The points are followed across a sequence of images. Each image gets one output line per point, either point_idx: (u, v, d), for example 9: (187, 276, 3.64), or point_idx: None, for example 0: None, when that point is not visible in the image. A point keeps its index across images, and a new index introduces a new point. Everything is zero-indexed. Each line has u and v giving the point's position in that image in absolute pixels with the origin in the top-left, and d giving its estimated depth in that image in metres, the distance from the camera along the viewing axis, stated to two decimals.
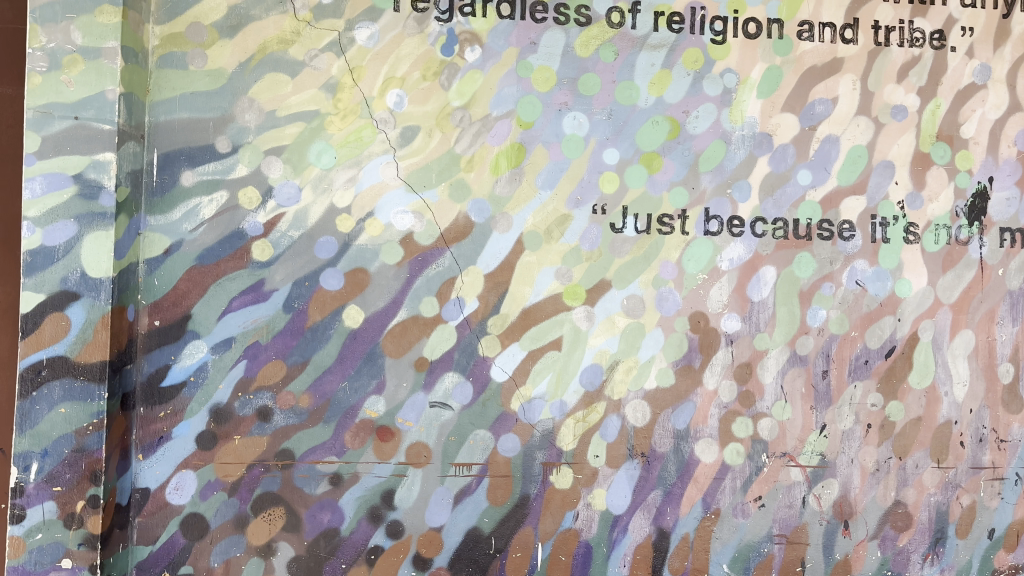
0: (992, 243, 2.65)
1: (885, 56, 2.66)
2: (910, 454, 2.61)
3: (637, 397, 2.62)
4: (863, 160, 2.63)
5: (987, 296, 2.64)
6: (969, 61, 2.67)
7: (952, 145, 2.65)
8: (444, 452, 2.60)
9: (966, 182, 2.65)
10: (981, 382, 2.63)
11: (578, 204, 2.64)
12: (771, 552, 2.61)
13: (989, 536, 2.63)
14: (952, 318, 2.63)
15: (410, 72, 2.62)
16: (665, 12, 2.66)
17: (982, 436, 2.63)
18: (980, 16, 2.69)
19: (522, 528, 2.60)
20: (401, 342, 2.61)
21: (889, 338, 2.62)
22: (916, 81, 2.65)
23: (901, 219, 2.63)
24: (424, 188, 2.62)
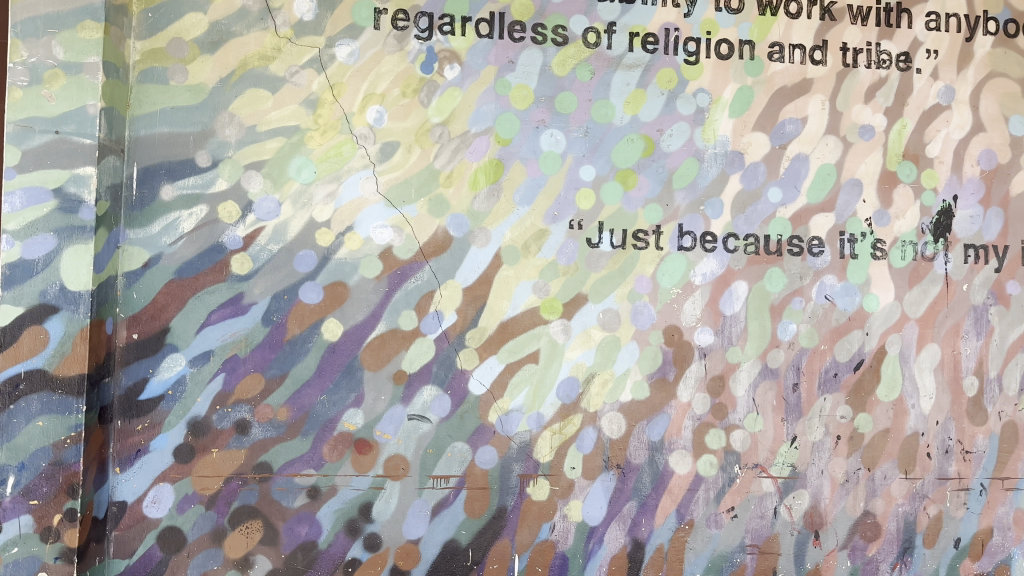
0: (956, 260, 2.73)
1: (853, 77, 2.73)
2: (878, 465, 2.67)
3: (613, 410, 2.66)
4: (832, 179, 2.70)
5: (953, 311, 2.71)
6: (933, 82, 2.75)
7: (918, 164, 2.73)
8: (422, 464, 2.63)
9: (931, 200, 2.73)
10: (946, 394, 2.70)
11: (555, 219, 2.68)
12: (744, 562, 2.65)
13: (955, 546, 2.69)
14: (918, 332, 2.70)
15: (390, 89, 2.67)
16: (640, 33, 2.72)
17: (948, 447, 2.69)
18: (944, 39, 2.77)
19: (499, 540, 2.63)
20: (379, 355, 2.64)
21: (857, 352, 2.68)
22: (882, 102, 2.73)
23: (869, 235, 2.71)
24: (403, 203, 2.65)
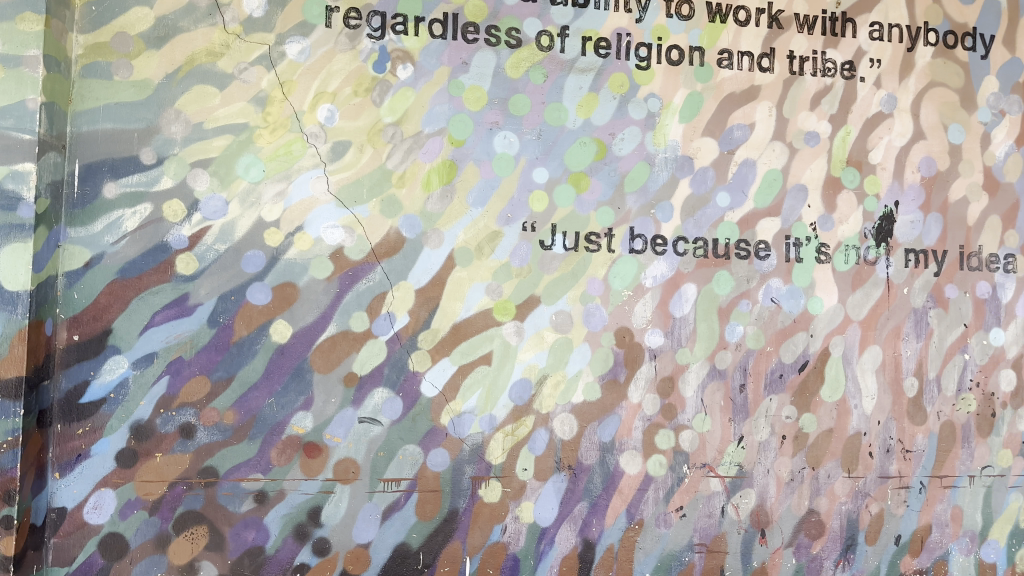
0: (898, 263, 2.80)
1: (800, 84, 2.79)
2: (822, 464, 2.73)
3: (564, 411, 2.67)
4: (778, 184, 2.76)
5: (894, 313, 2.79)
6: (876, 90, 2.83)
7: (861, 170, 2.80)
8: (372, 467, 2.60)
9: (874, 206, 2.80)
10: (887, 395, 2.77)
11: (509, 221, 2.68)
12: (692, 561, 2.68)
13: (896, 543, 2.76)
14: (860, 334, 2.77)
15: (342, 88, 2.64)
16: (593, 37, 2.74)
17: (889, 446, 2.77)
18: (887, 48, 2.84)
19: (450, 543, 2.62)
20: (329, 357, 2.60)
21: (802, 353, 2.74)
22: (827, 109, 2.80)
23: (813, 239, 2.77)
24: (354, 203, 2.63)
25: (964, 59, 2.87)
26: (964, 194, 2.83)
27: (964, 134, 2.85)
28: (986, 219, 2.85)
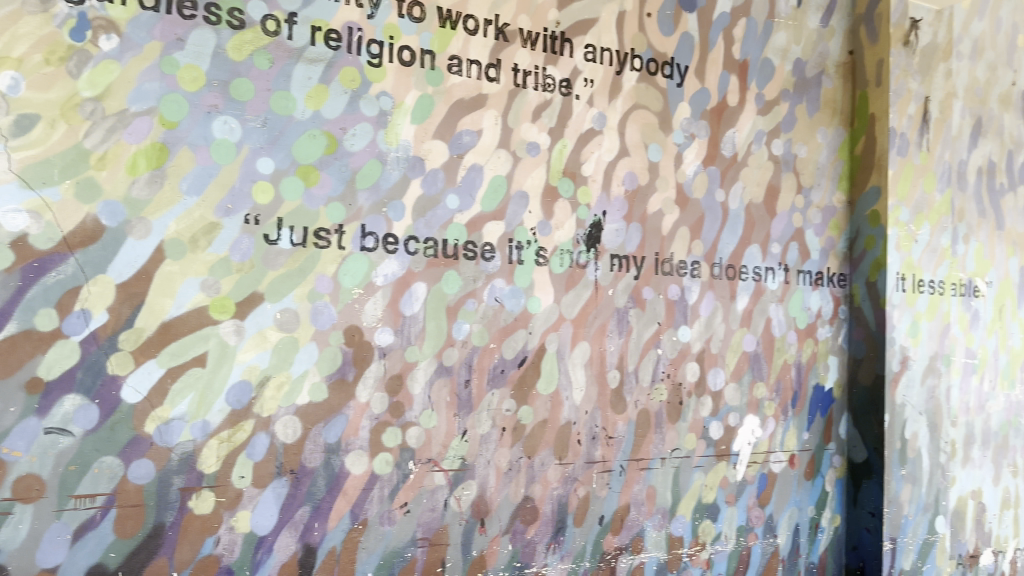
0: (604, 267, 3.09)
1: (523, 97, 2.96)
2: (537, 453, 2.93)
3: (288, 413, 2.57)
4: (503, 190, 2.91)
5: (600, 312, 3.07)
6: (589, 108, 3.09)
7: (575, 181, 3.05)
8: (61, 484, 2.28)
9: (585, 214, 3.07)
10: (594, 386, 3.05)
11: (229, 212, 2.51)
12: (414, 556, 2.73)
13: (600, 522, 3.04)
14: (572, 332, 3.01)
15: (29, 55, 2.28)
16: (323, 28, 2.66)
17: (594, 433, 3.04)
18: (599, 71, 3.11)
19: (154, 560, 2.39)
20: (7, 361, 2.24)
21: (521, 349, 2.91)
22: (547, 122, 3.00)
23: (533, 243, 2.95)
24: (42, 185, 2.29)
25: (663, 86, 3.24)
26: (659, 207, 3.21)
27: (661, 154, 3.22)
28: (678, 230, 3.25)
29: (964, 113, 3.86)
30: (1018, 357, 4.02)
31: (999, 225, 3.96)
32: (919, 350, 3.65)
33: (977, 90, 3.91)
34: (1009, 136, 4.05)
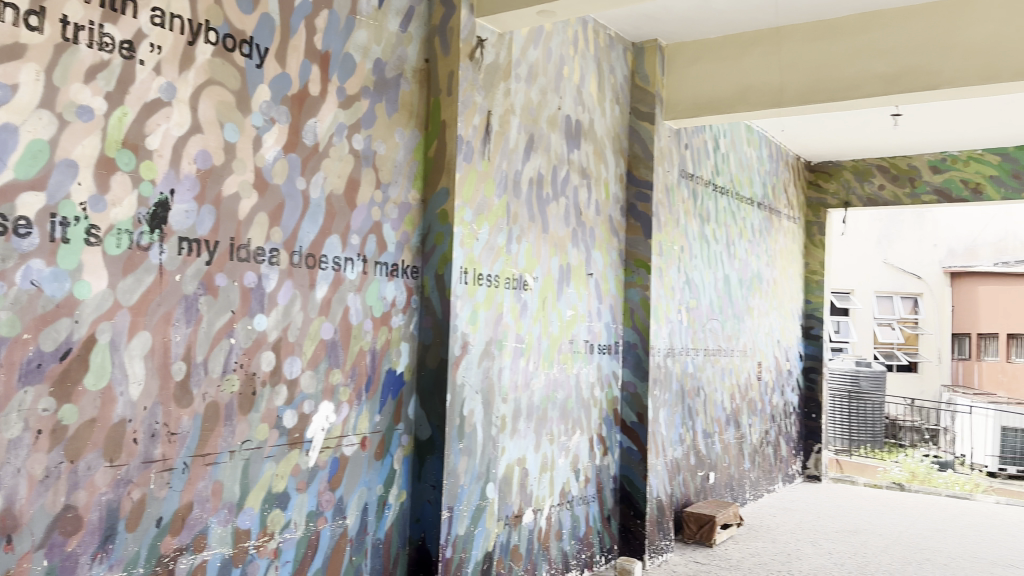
0: (170, 252, 2.12)
1: (72, 53, 1.90)
2: (82, 456, 1.94)
3: None
4: (45, 156, 1.85)
5: (164, 299, 2.11)
6: (155, 77, 2.08)
7: (137, 155, 2.04)
8: None
9: (149, 191, 2.07)
10: (155, 377, 2.10)
11: None
12: None
13: (155, 526, 2.09)
14: (129, 321, 2.04)
15: None
16: None
17: (154, 430, 2.09)
18: (167, 37, 2.11)
19: None
20: None
21: (65, 340, 1.90)
22: (103, 85, 1.96)
23: (83, 220, 1.93)
24: None
25: (240, 64, 2.30)
26: (236, 189, 2.30)
27: (239, 135, 2.30)
28: (292, 169, 2.46)
29: (558, 82, 3.41)
30: (558, 340, 3.42)
31: (545, 228, 3.34)
32: (508, 396, 3.16)
33: (530, 107, 3.25)
34: (577, 161, 3.53)
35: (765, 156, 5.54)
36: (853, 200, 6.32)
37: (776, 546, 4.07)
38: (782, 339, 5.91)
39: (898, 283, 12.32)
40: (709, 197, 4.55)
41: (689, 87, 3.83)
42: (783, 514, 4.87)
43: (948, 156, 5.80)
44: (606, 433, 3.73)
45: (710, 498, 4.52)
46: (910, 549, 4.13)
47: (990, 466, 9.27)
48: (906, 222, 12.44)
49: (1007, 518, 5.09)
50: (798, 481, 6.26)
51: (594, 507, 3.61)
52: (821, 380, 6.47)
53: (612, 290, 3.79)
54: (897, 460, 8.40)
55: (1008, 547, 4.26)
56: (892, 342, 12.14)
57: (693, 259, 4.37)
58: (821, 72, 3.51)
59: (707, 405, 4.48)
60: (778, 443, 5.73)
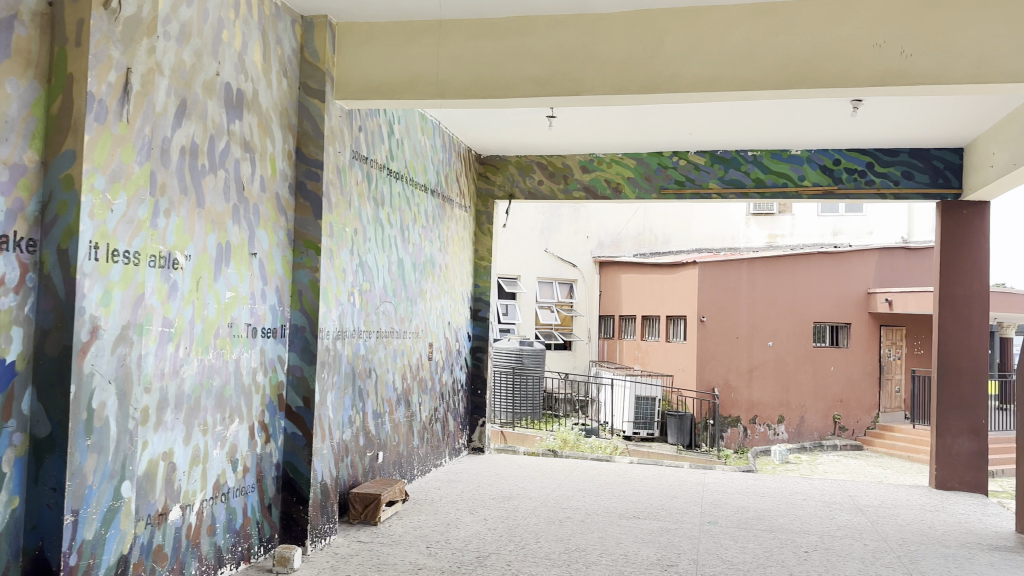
0: None
1: None
2: None
3: None
4: None
5: None
6: None
7: None
8: None
9: None
10: None
11: None
12: None
13: None
14: None
15: None
16: None
17: None
18: None
19: None
20: None
21: None
22: None
23: None
24: None
25: None
26: None
27: None
28: None
29: (215, 46, 3.27)
30: (214, 323, 3.31)
31: (200, 202, 3.20)
32: (151, 387, 2.96)
33: (181, 69, 3.08)
34: (238, 134, 3.45)
35: (439, 145, 6.14)
36: (517, 193, 7.29)
37: (438, 518, 4.57)
38: (451, 321, 6.64)
39: (555, 270, 14.75)
40: (383, 181, 4.93)
41: (360, 67, 4.01)
42: (447, 487, 5.50)
43: (595, 159, 7.06)
44: (269, 420, 3.74)
45: (377, 476, 4.87)
46: (556, 509, 4.96)
47: (627, 432, 12.20)
48: (564, 216, 14.96)
49: (635, 476, 6.35)
50: (463, 454, 7.04)
51: (252, 498, 3.60)
52: (487, 358, 7.34)
53: (278, 271, 3.81)
54: (551, 431, 10.37)
55: (630, 500, 5.34)
56: (550, 324, 14.52)
57: (368, 243, 4.66)
58: (483, 67, 3.94)
59: (378, 386, 4.87)
60: (446, 420, 6.42)
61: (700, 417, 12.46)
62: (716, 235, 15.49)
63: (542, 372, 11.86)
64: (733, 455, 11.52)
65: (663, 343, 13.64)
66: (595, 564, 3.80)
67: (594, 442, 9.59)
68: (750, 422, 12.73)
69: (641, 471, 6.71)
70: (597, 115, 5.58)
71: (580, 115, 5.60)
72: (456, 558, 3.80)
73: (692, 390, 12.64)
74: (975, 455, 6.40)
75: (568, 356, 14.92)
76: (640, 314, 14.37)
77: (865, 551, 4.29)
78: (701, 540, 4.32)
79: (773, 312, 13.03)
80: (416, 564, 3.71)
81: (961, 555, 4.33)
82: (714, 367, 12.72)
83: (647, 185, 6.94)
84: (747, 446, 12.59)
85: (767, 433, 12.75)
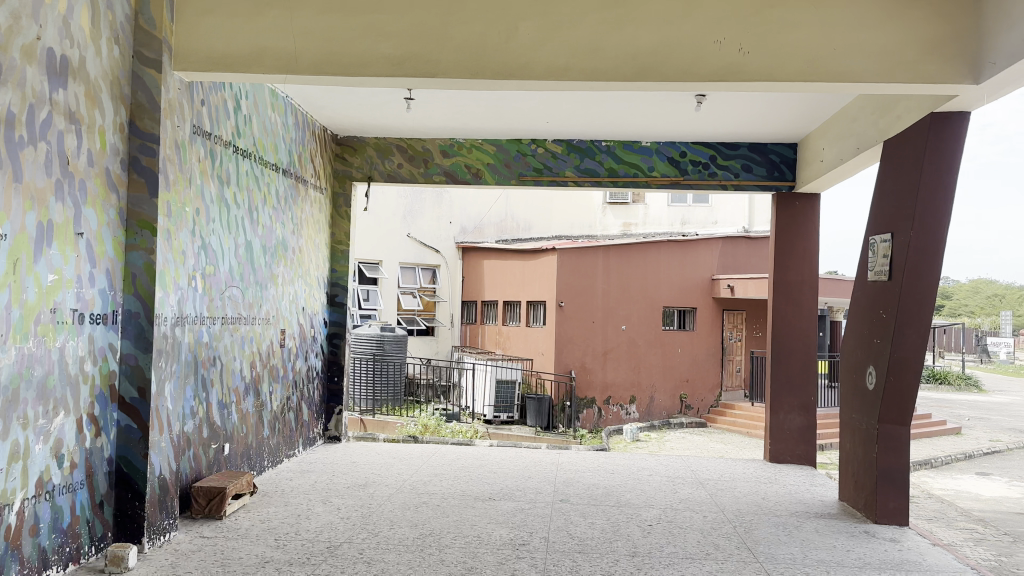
0: None
1: None
2: None
3: None
4: None
5: None
6: None
7: None
8: None
9: None
10: None
11: None
12: None
13: None
14: None
15: None
16: None
17: None
18: None
19: None
20: None
21: None
22: None
23: None
24: None
25: None
26: None
27: None
28: None
29: (36, 7, 3.11)
30: (35, 310, 3.17)
31: (17, 175, 3.03)
32: None
33: None
34: (62, 104, 3.33)
35: (291, 124, 6.09)
36: (375, 175, 7.24)
37: (288, 509, 4.72)
38: (305, 307, 6.60)
39: (417, 255, 15.25)
40: (229, 158, 4.96)
41: (202, 39, 4.04)
42: (299, 477, 5.61)
43: (455, 143, 7.13)
44: (99, 413, 3.68)
45: (224, 468, 4.97)
46: (412, 494, 5.19)
47: (486, 415, 12.81)
48: (427, 201, 15.37)
49: (491, 459, 6.60)
50: (319, 443, 7.05)
51: (81, 495, 3.56)
52: (344, 344, 7.28)
53: (109, 253, 3.73)
54: (413, 418, 10.57)
55: (487, 483, 5.62)
56: (414, 309, 15.04)
57: (212, 223, 4.70)
58: (332, 45, 4.10)
59: (223, 375, 4.92)
60: (300, 409, 6.46)
61: (558, 400, 13.22)
62: (575, 222, 16.21)
63: (403, 362, 12.06)
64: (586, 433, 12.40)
65: (523, 328, 14.36)
66: (448, 548, 4.02)
67: (454, 427, 10.11)
68: (604, 403, 13.69)
69: (499, 454, 6.95)
70: (454, 99, 5.74)
71: (437, 98, 5.73)
72: (305, 549, 3.95)
73: (551, 372, 13.37)
74: (804, 429, 7.13)
75: (430, 341, 15.47)
76: (501, 300, 15.03)
77: (704, 522, 4.68)
78: (553, 519, 4.66)
79: (627, 296, 13.96)
80: (263, 556, 3.83)
81: (790, 523, 4.75)
82: (570, 350, 13.53)
83: (506, 171, 7.10)
84: (600, 427, 13.58)
85: (620, 413, 13.79)
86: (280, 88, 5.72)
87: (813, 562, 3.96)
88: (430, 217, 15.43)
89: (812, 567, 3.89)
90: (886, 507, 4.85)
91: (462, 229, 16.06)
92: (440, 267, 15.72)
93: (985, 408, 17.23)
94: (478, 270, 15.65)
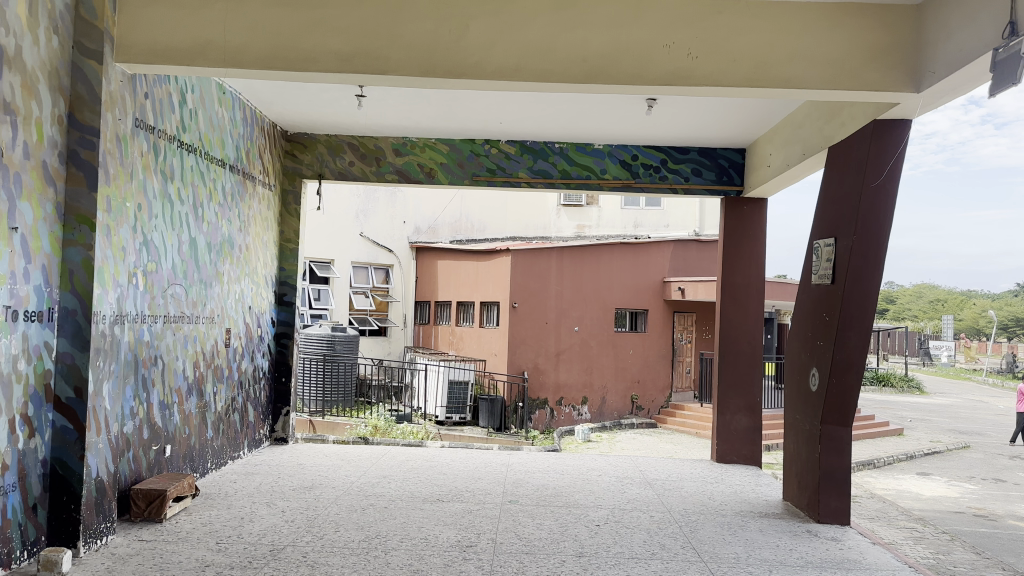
0: None
1: None
2: None
3: None
4: None
5: None
6: None
7: None
8: None
9: None
10: None
11: None
12: None
13: None
14: None
15: None
16: None
17: None
18: None
19: None
20: None
21: None
22: None
23: None
24: None
25: None
26: None
27: None
28: None
29: None
30: None
31: None
32: None
33: None
34: None
35: (238, 119, 5.98)
36: (326, 173, 7.17)
37: (231, 512, 4.63)
38: (252, 306, 6.49)
39: (370, 255, 15.09)
40: (173, 153, 4.86)
41: (145, 31, 3.95)
42: (244, 480, 5.52)
43: (408, 142, 7.10)
44: (33, 413, 3.57)
45: (164, 470, 4.85)
46: (359, 496, 5.14)
47: (439, 415, 12.73)
48: (380, 199, 15.30)
49: (442, 460, 6.59)
50: (266, 444, 6.96)
51: (13, 498, 3.45)
52: (292, 345, 7.19)
53: (45, 248, 3.62)
54: (362, 419, 10.48)
55: (436, 484, 5.60)
56: (365, 309, 14.88)
57: (154, 220, 4.59)
58: (281, 40, 4.05)
59: (165, 374, 4.81)
60: (246, 409, 6.36)
61: (510, 401, 13.32)
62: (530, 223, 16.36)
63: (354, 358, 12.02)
64: (538, 434, 12.40)
65: (477, 328, 14.37)
66: (394, 550, 3.99)
67: (405, 428, 10.07)
68: (556, 403, 13.75)
69: (449, 455, 6.93)
70: (406, 97, 5.72)
71: (389, 96, 5.71)
72: (247, 552, 3.89)
73: (503, 373, 13.42)
74: (750, 430, 7.24)
75: (383, 342, 15.34)
76: (456, 300, 14.98)
77: (650, 522, 4.73)
78: (501, 520, 4.65)
79: (581, 298, 14.07)
80: (204, 560, 3.75)
81: (734, 523, 4.82)
82: (523, 351, 13.60)
83: (460, 171, 7.09)
84: (552, 426, 13.60)
85: (571, 414, 13.88)
86: (227, 82, 5.61)
87: (755, 561, 4.02)
88: (383, 217, 15.30)
89: (755, 566, 3.95)
90: (829, 507, 4.95)
91: (416, 229, 15.96)
92: (394, 266, 15.61)
93: (925, 409, 17.77)
94: (434, 271, 15.60)
